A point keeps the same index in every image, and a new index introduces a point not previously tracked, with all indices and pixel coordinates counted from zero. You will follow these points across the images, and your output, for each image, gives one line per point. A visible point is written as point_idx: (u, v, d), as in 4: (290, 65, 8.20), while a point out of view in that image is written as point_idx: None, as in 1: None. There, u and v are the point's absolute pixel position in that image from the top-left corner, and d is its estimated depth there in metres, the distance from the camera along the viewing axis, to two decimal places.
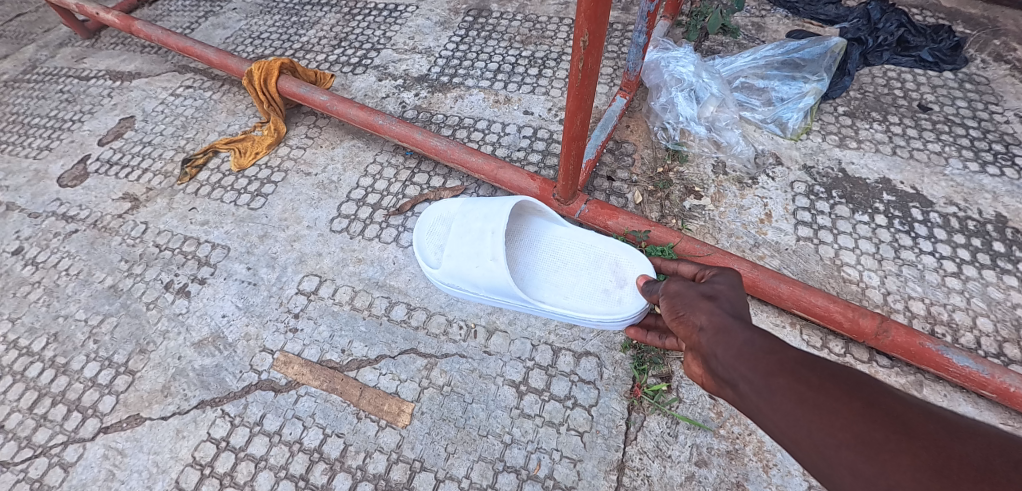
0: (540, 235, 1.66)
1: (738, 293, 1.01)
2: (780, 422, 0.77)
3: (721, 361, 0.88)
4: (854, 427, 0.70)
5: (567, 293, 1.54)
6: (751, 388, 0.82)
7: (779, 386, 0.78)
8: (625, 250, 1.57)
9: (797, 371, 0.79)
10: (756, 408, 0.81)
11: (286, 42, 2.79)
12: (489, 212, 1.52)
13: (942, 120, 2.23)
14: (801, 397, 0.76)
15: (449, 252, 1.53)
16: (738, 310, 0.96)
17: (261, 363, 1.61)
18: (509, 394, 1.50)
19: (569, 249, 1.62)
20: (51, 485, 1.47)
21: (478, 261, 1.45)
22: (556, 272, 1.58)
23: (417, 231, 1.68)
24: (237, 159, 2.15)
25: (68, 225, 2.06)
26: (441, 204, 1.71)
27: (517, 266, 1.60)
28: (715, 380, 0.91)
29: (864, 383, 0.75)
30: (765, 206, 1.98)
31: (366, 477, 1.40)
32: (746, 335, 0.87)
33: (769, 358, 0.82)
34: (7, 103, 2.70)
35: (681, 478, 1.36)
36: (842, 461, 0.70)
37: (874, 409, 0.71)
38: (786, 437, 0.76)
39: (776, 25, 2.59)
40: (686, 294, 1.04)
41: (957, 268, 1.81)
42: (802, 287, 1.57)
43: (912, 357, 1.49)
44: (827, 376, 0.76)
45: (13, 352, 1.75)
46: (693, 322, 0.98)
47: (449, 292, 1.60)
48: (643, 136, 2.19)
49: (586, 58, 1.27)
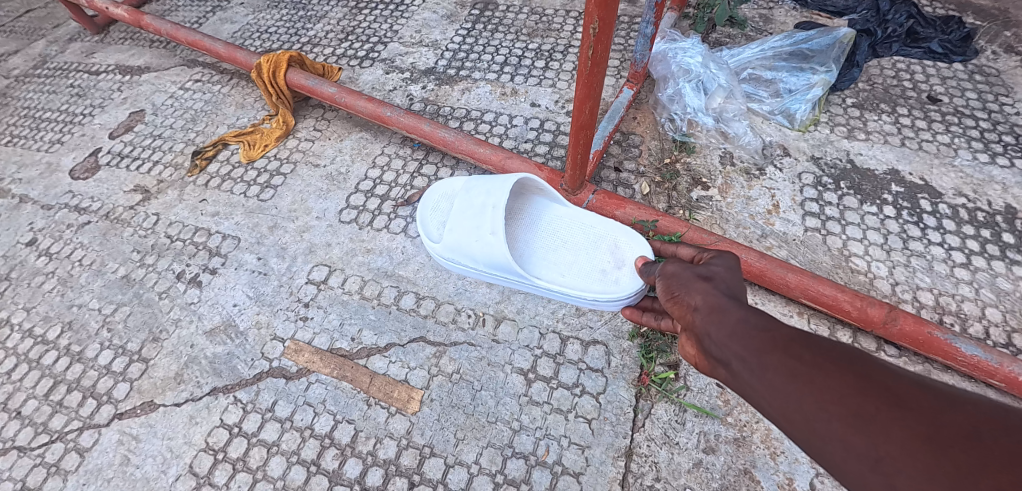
0: (542, 215, 1.68)
1: (735, 276, 1.03)
2: (772, 398, 0.78)
3: (714, 339, 0.89)
4: (846, 400, 0.71)
5: (566, 271, 1.56)
6: (743, 366, 0.83)
7: (771, 362, 0.79)
8: (625, 232, 1.59)
9: (789, 347, 0.80)
10: (748, 386, 0.82)
11: (293, 36, 2.81)
12: (492, 188, 1.53)
13: (951, 112, 2.22)
14: (793, 372, 0.76)
15: (450, 226, 1.54)
16: (733, 291, 0.98)
17: (272, 350, 1.63)
18: (517, 382, 1.52)
19: (570, 229, 1.64)
20: (68, 470, 1.50)
21: (478, 235, 1.47)
22: (555, 251, 1.60)
23: (421, 207, 1.69)
24: (247, 151, 2.17)
25: (81, 217, 2.09)
26: (445, 182, 1.73)
27: (517, 243, 1.61)
28: (709, 359, 0.92)
29: (858, 358, 0.76)
30: (773, 197, 1.98)
31: (377, 462, 1.42)
32: (740, 314, 0.89)
33: (761, 335, 0.83)
34: (19, 97, 2.73)
35: (689, 464, 1.37)
36: (833, 434, 0.71)
37: (866, 382, 0.72)
38: (778, 413, 0.77)
39: (784, 17, 2.58)
40: (683, 276, 1.06)
41: (966, 259, 1.81)
42: (810, 276, 1.57)
43: (921, 346, 1.49)
44: (820, 352, 0.77)
45: (28, 340, 1.78)
46: (689, 302, 0.99)
47: (449, 267, 1.62)
48: (650, 128, 2.19)
49: (595, 45, 1.27)
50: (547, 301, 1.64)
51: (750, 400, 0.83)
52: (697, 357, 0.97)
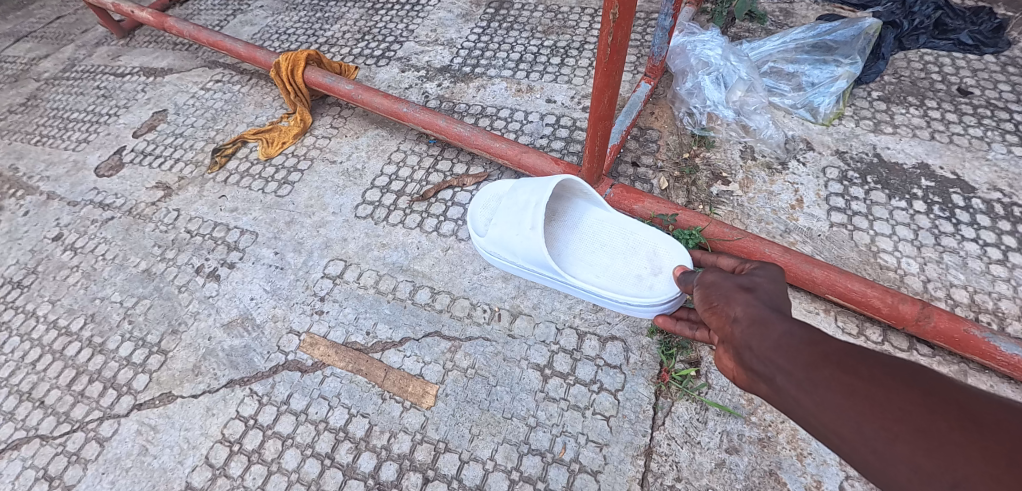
0: (582, 217, 1.65)
1: (779, 288, 0.99)
2: (825, 416, 0.73)
3: (756, 352, 0.86)
4: (909, 417, 0.67)
5: (600, 273, 1.53)
6: (789, 381, 0.79)
7: (823, 376, 0.75)
8: (664, 240, 1.54)
9: (843, 361, 0.75)
10: (797, 403, 0.78)
11: (311, 37, 2.83)
12: (537, 187, 1.50)
13: (984, 104, 2.14)
14: (849, 389, 0.72)
15: (496, 220, 1.54)
16: (775, 303, 0.94)
17: (288, 344, 1.63)
18: (534, 377, 1.49)
19: (609, 232, 1.60)
20: (88, 459, 1.51)
21: (519, 230, 1.45)
22: (592, 253, 1.57)
23: (471, 205, 1.69)
24: (265, 148, 2.19)
25: (104, 213, 2.13)
26: (495, 183, 1.72)
27: (555, 242, 1.60)
28: (750, 375, 0.88)
29: (920, 371, 0.71)
30: (797, 192, 1.93)
31: (391, 457, 1.40)
32: (785, 327, 0.85)
33: (810, 348, 0.80)
34: (48, 99, 2.80)
35: (711, 464, 1.33)
36: (897, 456, 0.66)
37: (933, 399, 0.67)
38: (832, 433, 0.73)
39: (805, 11, 2.53)
40: (721, 286, 1.03)
41: (1002, 256, 1.73)
42: (837, 271, 1.51)
43: (957, 345, 1.43)
44: (878, 367, 0.73)
45: (52, 331, 1.81)
46: (727, 313, 0.96)
47: (491, 260, 1.61)
48: (668, 123, 2.16)
49: (615, 31, 1.24)
50: (564, 297, 1.61)
51: (796, 417, 0.79)
52: (736, 369, 0.93)
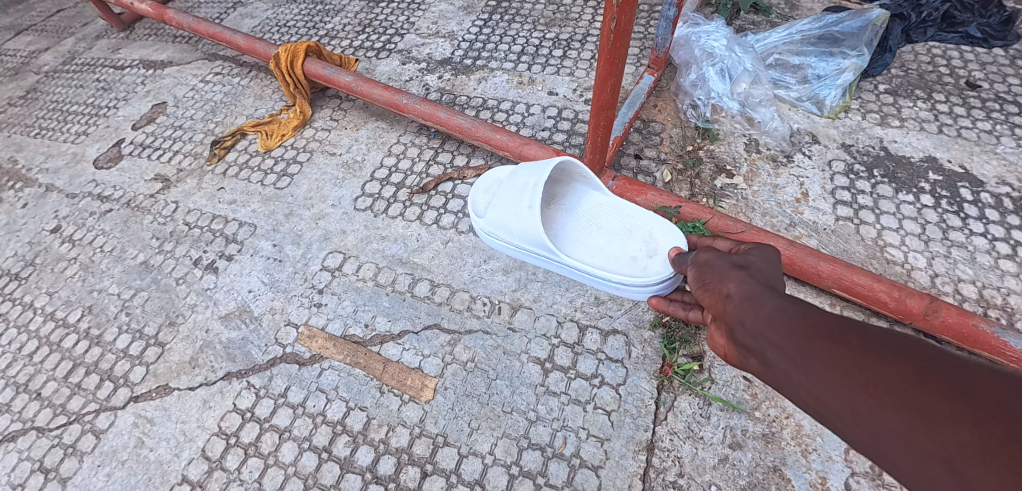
0: (581, 201, 1.62)
1: (773, 264, 0.96)
2: (817, 392, 0.71)
3: (748, 329, 0.83)
4: (903, 391, 0.64)
5: (596, 254, 1.50)
6: (781, 356, 0.77)
7: (816, 350, 0.73)
8: (661, 223, 1.51)
9: (836, 337, 0.73)
10: (789, 379, 0.75)
11: (311, 29, 2.81)
12: (536, 168, 1.48)
13: (992, 98, 2.11)
14: (841, 365, 0.70)
15: (495, 203, 1.52)
16: (770, 280, 0.92)
17: (286, 336, 1.61)
18: (534, 371, 1.47)
19: (607, 216, 1.57)
20: (84, 451, 1.50)
21: (516, 210, 1.43)
22: (589, 235, 1.55)
23: (473, 191, 1.66)
24: (264, 140, 2.17)
25: (103, 205, 2.11)
26: (496, 170, 1.69)
27: (553, 225, 1.57)
28: (741, 352, 0.86)
29: (914, 344, 0.68)
30: (802, 185, 1.90)
31: (389, 451, 1.38)
32: (779, 303, 0.83)
33: (801, 324, 0.77)
34: (48, 92, 2.79)
35: (715, 460, 1.31)
36: (889, 431, 0.64)
37: (929, 372, 0.65)
38: (822, 408, 0.71)
39: (811, 3, 2.49)
40: (715, 264, 1.01)
41: (1012, 250, 1.70)
42: (843, 265, 1.48)
43: (965, 340, 1.40)
44: (873, 342, 0.70)
45: (50, 323, 1.80)
46: (720, 291, 0.94)
47: (491, 242, 1.58)
48: (672, 115, 2.13)
49: (619, 16, 1.19)
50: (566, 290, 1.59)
51: (787, 393, 0.77)
52: (727, 347, 0.91)
